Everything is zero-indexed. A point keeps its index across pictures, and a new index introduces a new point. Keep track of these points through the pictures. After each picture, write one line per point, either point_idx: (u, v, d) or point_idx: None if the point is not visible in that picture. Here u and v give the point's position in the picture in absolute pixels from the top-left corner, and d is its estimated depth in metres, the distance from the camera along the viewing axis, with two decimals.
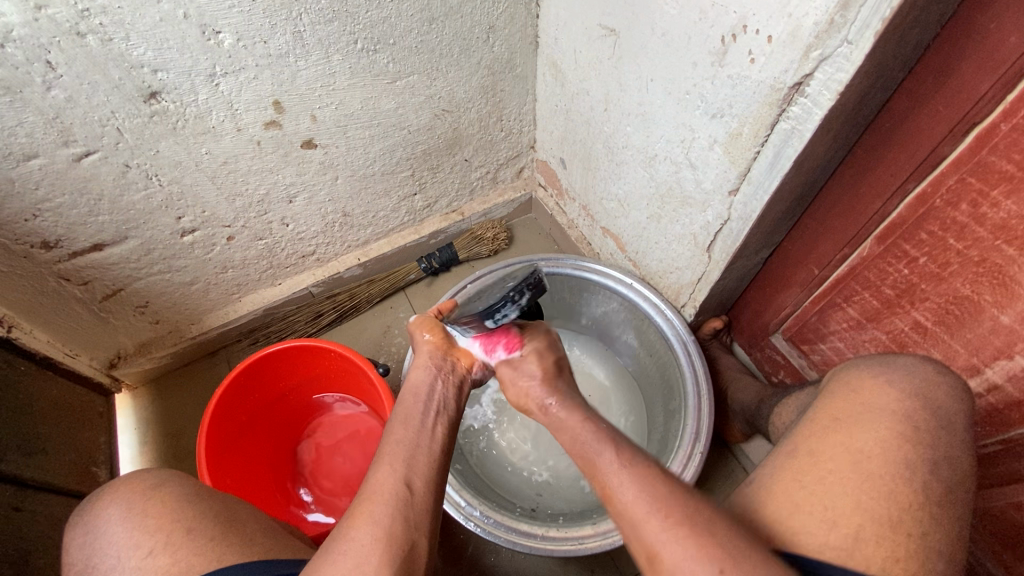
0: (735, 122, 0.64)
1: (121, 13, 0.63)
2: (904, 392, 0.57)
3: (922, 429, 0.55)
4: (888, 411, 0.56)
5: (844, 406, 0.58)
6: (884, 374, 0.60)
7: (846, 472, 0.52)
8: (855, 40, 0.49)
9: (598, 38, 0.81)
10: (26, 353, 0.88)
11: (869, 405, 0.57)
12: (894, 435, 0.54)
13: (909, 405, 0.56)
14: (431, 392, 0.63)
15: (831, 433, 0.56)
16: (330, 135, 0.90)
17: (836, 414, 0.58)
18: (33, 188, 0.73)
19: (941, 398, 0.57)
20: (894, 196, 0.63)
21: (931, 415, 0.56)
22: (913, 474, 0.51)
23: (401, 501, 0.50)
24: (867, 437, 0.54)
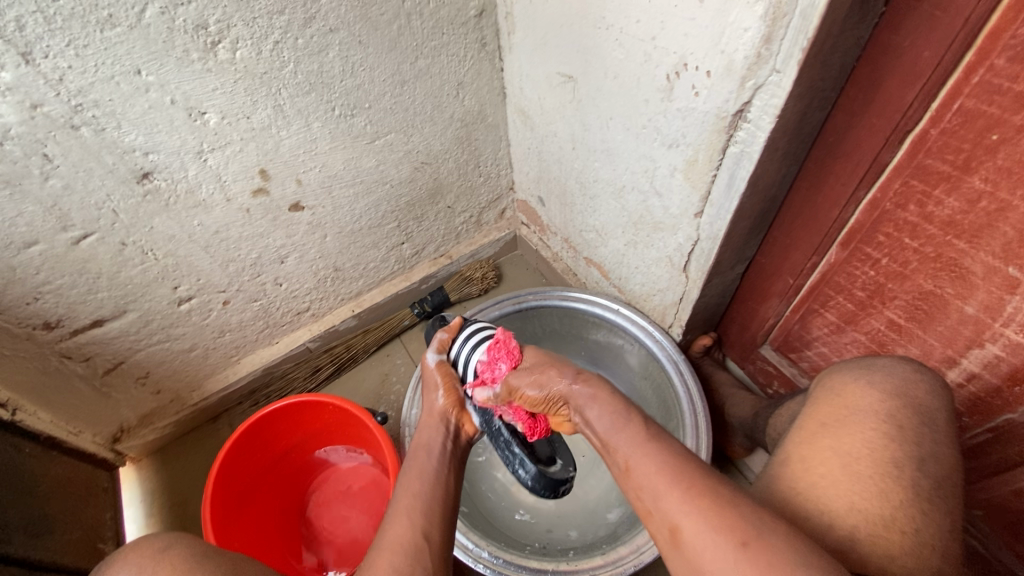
0: (690, 150, 0.69)
1: (113, 104, 0.68)
2: (884, 392, 0.58)
3: (904, 427, 0.55)
4: (871, 412, 0.57)
5: (829, 412, 0.59)
6: (864, 376, 0.60)
7: (837, 475, 0.53)
8: (782, 68, 0.53)
9: (558, 84, 0.86)
10: (30, 435, 0.89)
11: (852, 408, 0.58)
12: (880, 436, 0.55)
13: (891, 405, 0.57)
14: (443, 446, 0.64)
15: (819, 439, 0.57)
16: (315, 197, 0.95)
17: (821, 420, 0.58)
18: (34, 272, 0.76)
19: (919, 396, 0.57)
20: (848, 203, 0.67)
21: (912, 413, 0.56)
22: (901, 472, 0.52)
23: (420, 550, 0.50)
24: (853, 439, 0.55)
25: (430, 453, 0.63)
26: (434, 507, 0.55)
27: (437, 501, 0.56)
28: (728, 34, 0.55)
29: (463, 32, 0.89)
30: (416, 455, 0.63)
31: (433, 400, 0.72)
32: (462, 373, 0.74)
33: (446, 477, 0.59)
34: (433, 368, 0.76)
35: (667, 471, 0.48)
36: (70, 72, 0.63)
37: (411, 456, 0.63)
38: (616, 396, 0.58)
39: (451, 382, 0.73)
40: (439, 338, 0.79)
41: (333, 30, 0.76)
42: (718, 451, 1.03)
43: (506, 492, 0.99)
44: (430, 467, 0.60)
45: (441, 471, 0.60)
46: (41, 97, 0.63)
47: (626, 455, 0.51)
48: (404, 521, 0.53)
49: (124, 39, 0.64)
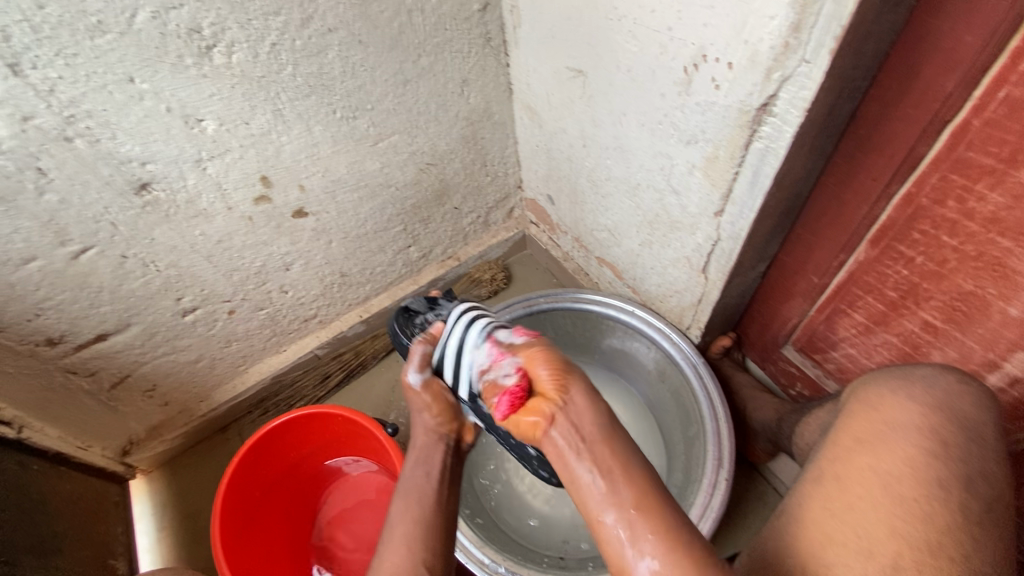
0: (709, 146, 0.65)
1: (107, 114, 0.66)
2: (924, 405, 0.54)
3: (949, 443, 0.52)
4: (910, 427, 0.53)
5: (865, 426, 0.55)
6: (903, 387, 0.57)
7: (877, 497, 0.50)
8: (812, 59, 0.49)
9: (567, 79, 0.83)
10: (38, 453, 0.89)
11: (891, 423, 0.54)
12: (922, 453, 0.51)
13: (933, 419, 0.53)
14: (442, 464, 0.60)
15: (855, 456, 0.53)
16: (319, 203, 0.92)
17: (858, 435, 0.55)
18: (34, 289, 0.75)
19: (965, 409, 0.54)
20: (880, 199, 0.63)
21: (959, 429, 0.53)
22: (946, 492, 0.49)
23: None
24: (892, 457, 0.52)
25: (427, 471, 0.59)
26: (432, 541, 0.51)
27: (435, 532, 0.52)
28: (752, 22, 0.51)
29: (467, 27, 0.86)
30: (410, 474, 0.59)
31: (423, 417, 0.65)
32: (452, 384, 0.65)
33: (443, 501, 0.56)
34: (417, 390, 0.66)
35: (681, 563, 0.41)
36: (61, 82, 0.61)
37: (406, 475, 0.59)
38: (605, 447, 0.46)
39: (440, 397, 0.66)
40: (419, 353, 0.67)
41: (332, 30, 0.73)
42: (741, 455, 1.00)
43: (521, 499, 0.96)
44: (428, 491, 0.56)
45: (438, 494, 0.56)
46: (32, 109, 0.61)
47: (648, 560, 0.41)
48: (400, 554, 0.50)
49: (116, 46, 0.61)
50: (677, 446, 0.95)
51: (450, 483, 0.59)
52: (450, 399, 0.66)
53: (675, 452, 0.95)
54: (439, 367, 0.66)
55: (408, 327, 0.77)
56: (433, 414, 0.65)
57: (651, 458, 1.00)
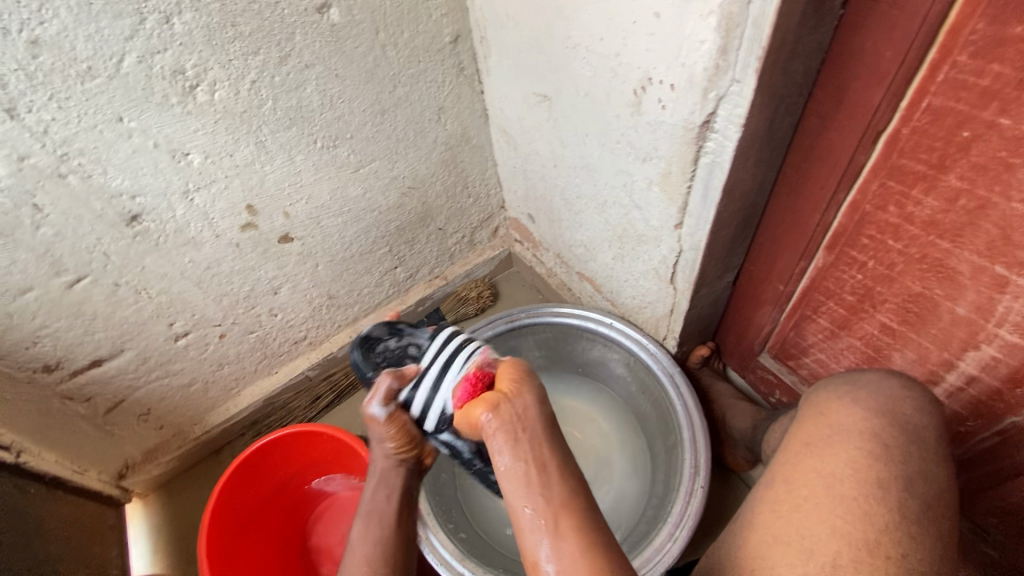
0: (663, 162, 0.68)
1: (98, 152, 0.70)
2: (867, 410, 0.56)
3: (890, 445, 0.53)
4: (854, 431, 0.55)
5: (812, 431, 0.57)
6: (848, 393, 0.59)
7: (820, 497, 0.51)
8: (741, 78, 0.53)
9: (534, 104, 0.87)
10: (34, 477, 0.91)
11: (835, 427, 0.56)
12: (864, 455, 0.53)
13: (875, 423, 0.55)
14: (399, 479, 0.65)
15: (803, 459, 0.54)
16: (304, 228, 0.96)
17: (806, 439, 0.56)
18: (31, 317, 0.79)
19: (907, 411, 0.56)
20: (829, 206, 0.65)
21: (899, 431, 0.54)
22: (885, 492, 0.50)
23: None
24: (836, 459, 0.53)
25: (386, 491, 0.64)
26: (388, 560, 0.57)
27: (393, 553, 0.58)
28: (686, 47, 0.55)
29: (439, 58, 0.91)
30: (371, 498, 0.63)
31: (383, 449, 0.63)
32: (416, 416, 0.62)
33: (400, 521, 0.61)
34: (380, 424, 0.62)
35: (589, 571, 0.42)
36: (54, 124, 0.65)
37: (368, 497, 0.64)
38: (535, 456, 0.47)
39: (408, 432, 0.63)
40: (384, 387, 0.61)
41: (309, 66, 0.78)
42: (724, 465, 1.01)
43: (505, 513, 0.98)
44: (389, 516, 0.61)
45: (395, 515, 0.62)
46: (27, 150, 0.66)
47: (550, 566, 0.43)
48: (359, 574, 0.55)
49: (105, 89, 0.66)
50: (659, 457, 0.96)
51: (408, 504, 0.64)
52: (412, 433, 0.63)
53: (657, 463, 0.96)
54: (403, 401, 0.62)
55: (370, 358, 0.68)
56: (394, 445, 0.63)
57: (635, 468, 1.01)
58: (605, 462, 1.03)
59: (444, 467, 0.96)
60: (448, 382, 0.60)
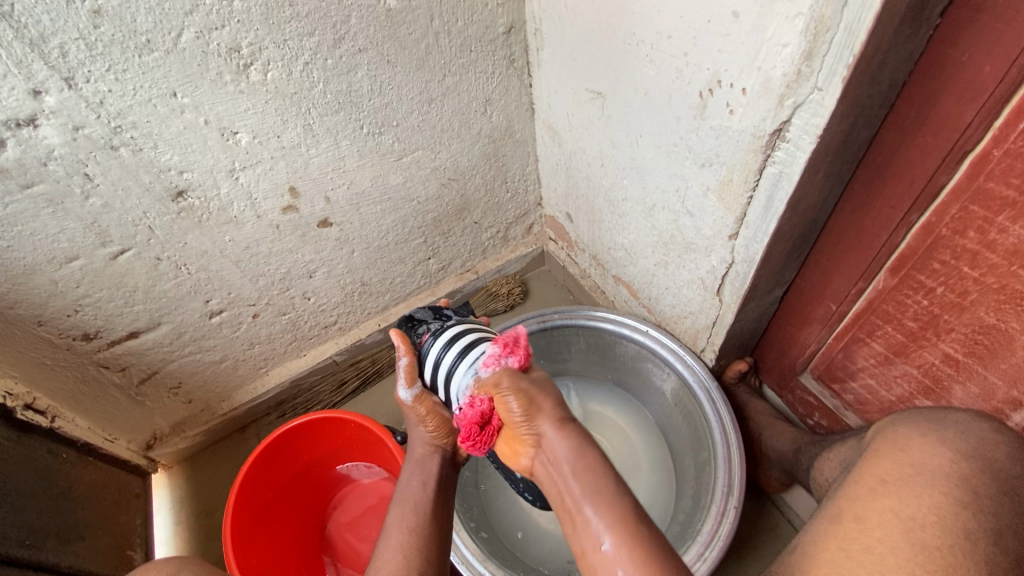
0: (724, 169, 0.65)
1: (150, 126, 0.70)
2: (955, 453, 0.54)
3: (979, 494, 0.51)
4: (940, 474, 0.52)
5: (890, 468, 0.54)
6: (933, 433, 0.56)
7: (897, 542, 0.49)
8: (825, 86, 0.50)
9: (587, 101, 0.84)
10: (67, 441, 0.92)
11: (918, 467, 0.53)
12: (950, 500, 0.50)
13: (963, 467, 0.53)
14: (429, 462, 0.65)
15: (880, 497, 0.52)
16: (344, 213, 0.96)
17: (882, 476, 0.54)
18: (74, 286, 0.79)
19: (998, 459, 0.53)
20: (899, 227, 0.62)
21: (988, 478, 0.52)
22: (969, 544, 0.48)
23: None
24: (917, 503, 0.51)
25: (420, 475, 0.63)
26: (429, 540, 0.55)
27: (434, 534, 0.56)
28: (765, 50, 0.52)
29: (491, 49, 0.89)
30: (407, 484, 0.62)
31: (420, 432, 0.67)
32: (444, 398, 0.67)
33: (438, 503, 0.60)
34: (412, 405, 0.68)
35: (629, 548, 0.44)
36: (110, 95, 0.65)
37: (402, 484, 0.62)
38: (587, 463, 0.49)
39: (438, 415, 0.67)
40: (404, 366, 0.69)
41: (361, 50, 0.77)
42: (754, 485, 0.98)
43: (526, 516, 0.96)
44: (424, 497, 0.60)
45: (431, 499, 0.60)
46: (82, 120, 0.66)
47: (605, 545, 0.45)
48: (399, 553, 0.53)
49: (161, 63, 0.66)
50: (688, 472, 0.93)
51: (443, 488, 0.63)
52: (441, 415, 0.67)
53: (686, 477, 0.94)
54: (429, 381, 0.69)
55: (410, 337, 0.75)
56: (429, 430, 0.67)
57: (660, 481, 0.99)
58: (631, 472, 1.01)
59: (468, 465, 0.95)
60: (463, 368, 0.63)
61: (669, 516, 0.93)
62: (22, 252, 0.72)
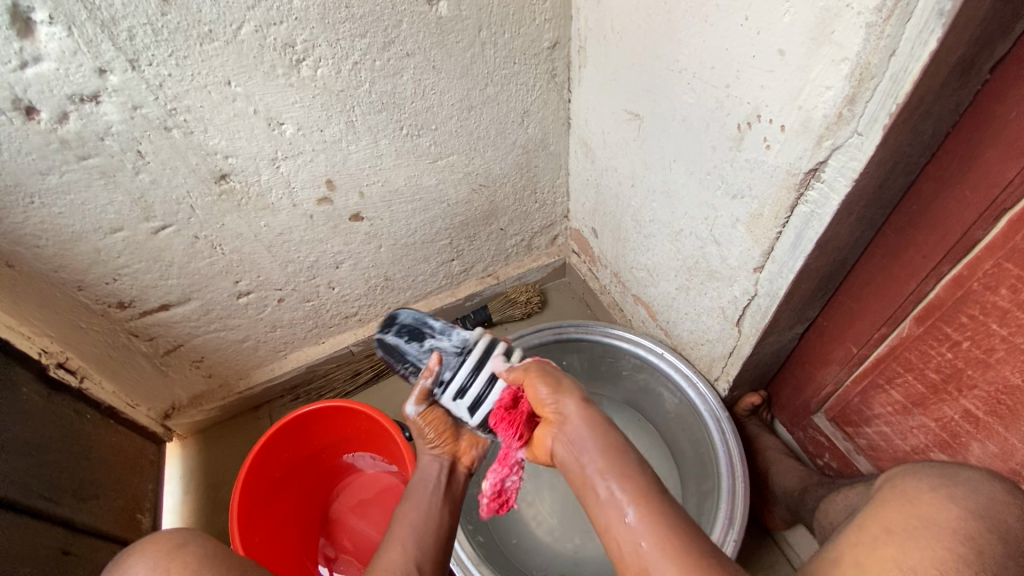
0: (755, 203, 0.66)
1: (202, 111, 0.73)
2: (964, 510, 0.52)
3: (985, 554, 0.49)
4: (948, 528, 0.51)
5: (895, 519, 0.53)
6: (945, 487, 0.55)
7: None
8: (865, 131, 0.50)
9: (623, 121, 0.85)
10: (92, 403, 0.96)
11: (924, 520, 0.52)
12: (954, 557, 0.48)
13: (972, 525, 0.51)
14: (439, 479, 0.67)
15: (882, 545, 0.51)
16: (376, 209, 0.98)
17: (887, 525, 0.53)
18: (116, 256, 0.83)
19: (1007, 522, 0.52)
20: (928, 277, 0.61)
21: (997, 541, 0.50)
22: None
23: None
24: (921, 556, 0.49)
25: (431, 491, 0.65)
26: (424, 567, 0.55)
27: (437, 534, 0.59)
28: (808, 90, 0.52)
29: (535, 62, 0.90)
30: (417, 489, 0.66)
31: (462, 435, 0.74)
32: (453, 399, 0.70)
33: (441, 528, 0.60)
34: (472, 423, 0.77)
35: (663, 539, 0.46)
36: (169, 79, 0.69)
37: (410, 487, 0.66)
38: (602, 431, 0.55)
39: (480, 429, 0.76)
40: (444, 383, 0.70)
41: (409, 54, 0.79)
42: (756, 519, 0.97)
43: (524, 525, 0.97)
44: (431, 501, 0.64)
45: (435, 522, 0.61)
46: (141, 100, 0.69)
47: (629, 517, 0.48)
48: (398, 547, 0.56)
49: (220, 53, 0.69)
50: (689, 499, 0.93)
51: (443, 505, 0.64)
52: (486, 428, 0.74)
53: (686, 503, 0.93)
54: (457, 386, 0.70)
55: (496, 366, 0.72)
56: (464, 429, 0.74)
57: None
58: None
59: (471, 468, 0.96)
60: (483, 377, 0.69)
61: None
62: (71, 220, 0.76)
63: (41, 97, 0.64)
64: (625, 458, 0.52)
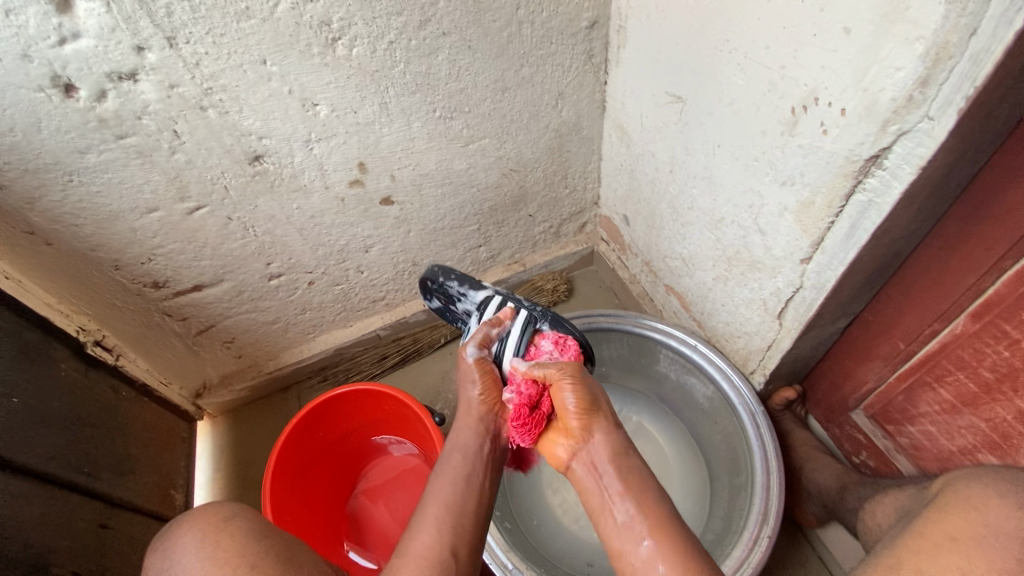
0: (806, 191, 0.63)
1: (238, 90, 0.72)
2: None
3: None
4: (1017, 538, 0.49)
5: (960, 525, 0.52)
6: (1013, 493, 0.53)
7: None
8: (937, 116, 0.47)
9: (664, 104, 0.83)
10: (128, 380, 0.98)
11: (991, 528, 0.50)
12: None
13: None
14: (480, 453, 0.64)
15: (947, 554, 0.49)
16: (406, 193, 0.97)
17: (953, 533, 0.51)
18: (151, 236, 0.84)
19: None
20: (991, 272, 0.58)
21: None
22: None
23: (448, 565, 0.51)
24: (989, 567, 0.47)
25: (464, 462, 0.62)
26: (458, 549, 0.53)
27: (469, 514, 0.56)
28: (875, 71, 0.49)
29: (572, 42, 0.87)
30: (448, 458, 0.63)
31: (471, 394, 0.70)
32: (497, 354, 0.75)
33: (479, 505, 0.58)
34: (472, 364, 0.71)
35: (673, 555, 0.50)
36: (206, 58, 0.68)
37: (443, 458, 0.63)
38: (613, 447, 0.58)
39: (487, 372, 0.71)
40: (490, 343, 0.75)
41: (445, 33, 0.77)
42: (787, 515, 0.96)
43: (550, 513, 0.97)
44: (464, 474, 0.60)
45: (471, 501, 0.58)
46: (178, 79, 0.68)
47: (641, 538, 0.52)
48: (430, 529, 0.54)
49: (257, 31, 0.67)
50: (721, 492, 0.91)
51: (478, 476, 0.61)
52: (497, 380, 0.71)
53: (716, 496, 0.92)
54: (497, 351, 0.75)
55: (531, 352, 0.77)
56: (479, 390, 0.70)
57: (689, 498, 0.98)
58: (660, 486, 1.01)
59: (498, 455, 0.96)
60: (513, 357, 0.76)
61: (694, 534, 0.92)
62: (109, 199, 0.77)
63: (80, 75, 0.64)
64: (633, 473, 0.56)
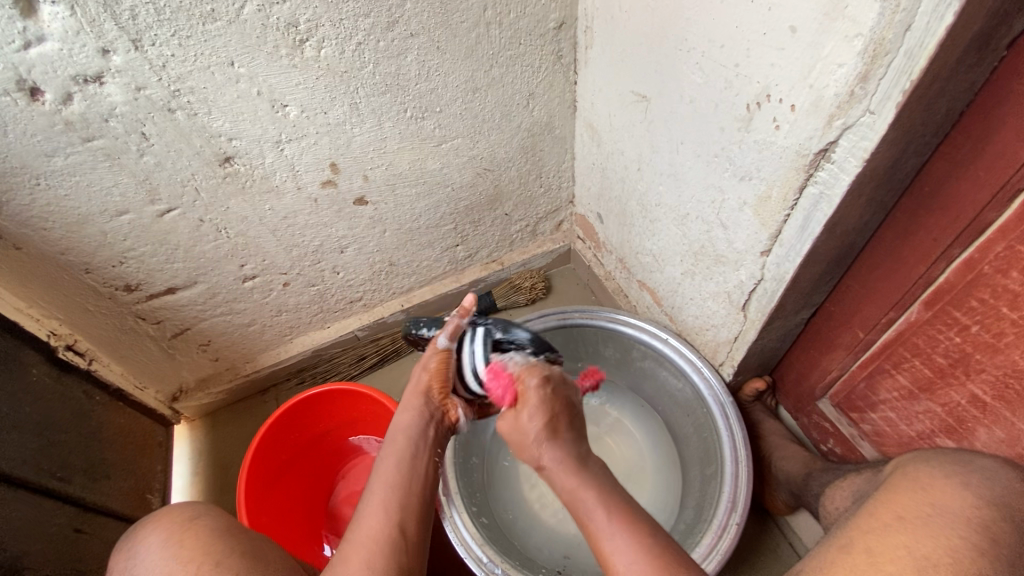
0: (763, 185, 0.65)
1: (206, 92, 0.73)
2: (979, 499, 0.52)
3: (999, 542, 0.49)
4: (960, 516, 0.51)
5: (910, 505, 0.54)
6: (959, 476, 0.55)
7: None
8: (877, 110, 0.49)
9: (630, 103, 0.84)
10: (102, 385, 0.97)
11: (938, 508, 0.52)
12: (965, 544, 0.49)
13: (984, 513, 0.51)
14: (422, 436, 0.65)
15: (895, 532, 0.51)
16: (380, 193, 0.98)
17: (900, 512, 0.53)
18: (122, 239, 0.84)
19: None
20: (939, 260, 0.61)
21: (1010, 529, 0.50)
22: None
23: (395, 545, 0.55)
24: (934, 543, 0.49)
25: (409, 442, 0.64)
26: (406, 527, 0.57)
27: (414, 494, 0.60)
28: (819, 68, 0.51)
29: (540, 43, 0.89)
30: (393, 441, 0.65)
31: (421, 376, 0.70)
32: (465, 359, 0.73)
33: (424, 482, 0.62)
34: (437, 352, 0.72)
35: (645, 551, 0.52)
36: (172, 60, 0.68)
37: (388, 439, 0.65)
38: (581, 459, 0.61)
39: (444, 362, 0.71)
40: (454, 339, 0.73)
41: (414, 35, 0.78)
42: (759, 504, 0.98)
43: (527, 508, 0.98)
44: (409, 456, 0.63)
45: (417, 483, 0.61)
46: (144, 81, 0.69)
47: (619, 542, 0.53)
48: (380, 515, 0.57)
49: (223, 33, 0.68)
50: (693, 483, 0.93)
51: (426, 453, 0.64)
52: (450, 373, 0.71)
53: (689, 486, 0.94)
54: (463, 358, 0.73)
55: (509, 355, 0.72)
56: (430, 378, 0.70)
57: (663, 490, 1.00)
58: (635, 478, 1.03)
59: (476, 451, 0.97)
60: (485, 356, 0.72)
61: (668, 524, 0.93)
62: (77, 202, 0.77)
63: (45, 78, 0.64)
64: (600, 478, 0.59)
